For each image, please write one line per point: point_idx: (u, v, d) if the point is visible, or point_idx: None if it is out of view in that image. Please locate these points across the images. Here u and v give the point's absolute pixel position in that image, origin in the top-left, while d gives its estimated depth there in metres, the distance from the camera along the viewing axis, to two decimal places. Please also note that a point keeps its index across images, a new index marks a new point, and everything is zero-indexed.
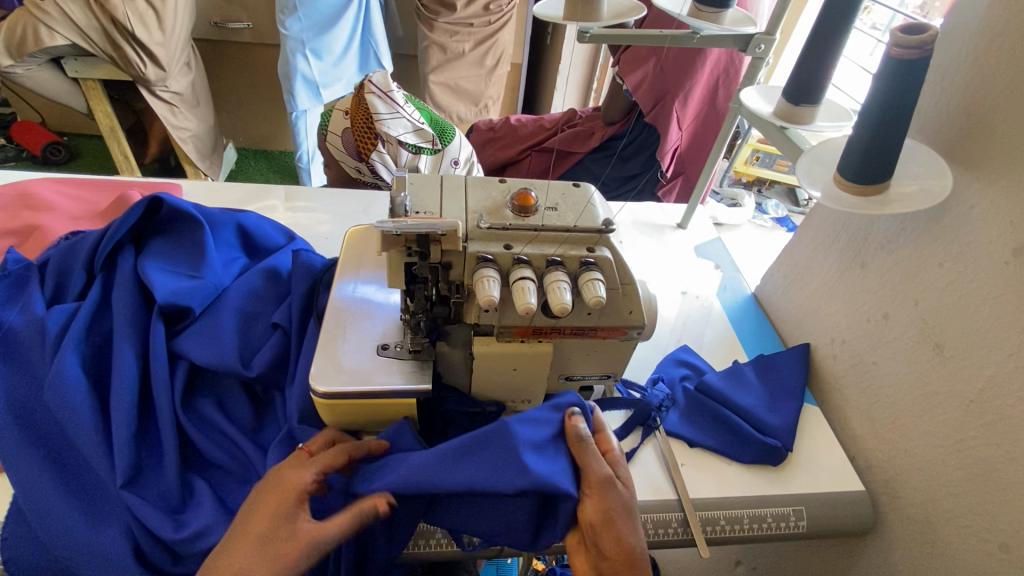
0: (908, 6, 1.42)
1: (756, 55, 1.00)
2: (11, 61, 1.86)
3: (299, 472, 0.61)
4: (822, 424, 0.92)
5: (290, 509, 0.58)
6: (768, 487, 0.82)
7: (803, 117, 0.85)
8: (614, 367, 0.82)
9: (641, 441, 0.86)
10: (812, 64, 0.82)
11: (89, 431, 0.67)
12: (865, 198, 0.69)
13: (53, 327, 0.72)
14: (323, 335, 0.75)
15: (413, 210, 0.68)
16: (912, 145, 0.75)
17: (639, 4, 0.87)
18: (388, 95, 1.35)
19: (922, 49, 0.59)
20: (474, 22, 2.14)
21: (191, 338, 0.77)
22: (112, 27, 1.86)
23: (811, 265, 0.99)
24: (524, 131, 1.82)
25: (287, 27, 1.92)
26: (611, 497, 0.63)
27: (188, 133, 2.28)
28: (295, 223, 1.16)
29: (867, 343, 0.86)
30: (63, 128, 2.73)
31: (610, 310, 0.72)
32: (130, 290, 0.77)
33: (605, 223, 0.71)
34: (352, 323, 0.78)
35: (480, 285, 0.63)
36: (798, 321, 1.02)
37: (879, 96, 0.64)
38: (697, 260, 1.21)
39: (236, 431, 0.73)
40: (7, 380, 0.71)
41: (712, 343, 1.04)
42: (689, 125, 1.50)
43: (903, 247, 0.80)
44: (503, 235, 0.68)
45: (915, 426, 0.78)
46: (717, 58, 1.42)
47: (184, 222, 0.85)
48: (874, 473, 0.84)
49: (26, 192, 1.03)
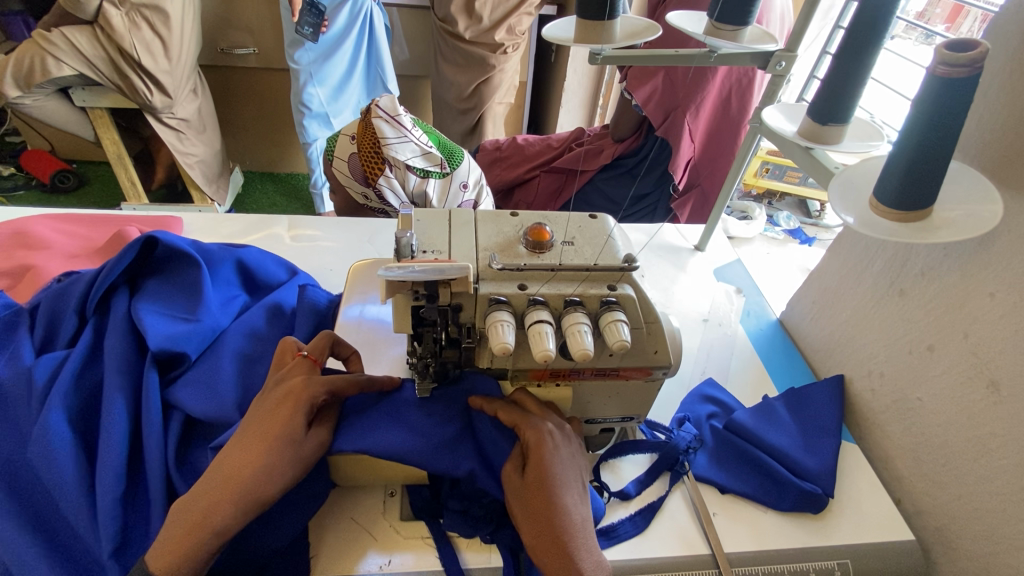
0: (909, 14, 1.47)
1: (776, 72, 0.95)
2: (18, 92, 1.87)
3: (312, 385, 0.63)
4: (864, 465, 0.85)
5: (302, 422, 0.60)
6: (809, 539, 0.75)
7: (831, 138, 0.81)
8: (636, 410, 0.76)
9: (669, 488, 0.79)
10: (840, 83, 0.77)
11: (74, 491, 0.62)
12: (906, 224, 0.64)
13: (40, 378, 0.68)
14: (365, 357, 0.82)
15: (420, 251, 0.63)
16: (955, 167, 0.69)
17: (654, 24, 0.83)
18: (395, 118, 1.32)
19: (970, 67, 0.54)
20: (510, 48, 2.11)
21: (187, 387, 0.71)
22: (119, 56, 1.87)
23: (842, 292, 0.93)
24: (531, 150, 1.78)
25: (297, 61, 1.96)
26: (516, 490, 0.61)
27: (195, 159, 2.26)
28: (299, 254, 1.12)
29: (910, 378, 0.80)
30: (72, 155, 2.73)
31: (634, 351, 0.67)
32: (124, 335, 0.72)
33: (627, 260, 0.66)
34: (368, 340, 0.84)
35: (493, 330, 0.58)
36: (830, 351, 0.96)
37: (921, 117, 0.59)
38: (717, 285, 1.16)
39: None
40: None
41: (738, 375, 0.98)
42: (701, 137, 1.47)
43: (947, 275, 0.74)
44: (517, 275, 0.63)
45: (969, 469, 0.71)
46: (729, 71, 1.38)
47: (181, 261, 0.82)
48: (924, 519, 0.78)
49: (21, 230, 1.00)
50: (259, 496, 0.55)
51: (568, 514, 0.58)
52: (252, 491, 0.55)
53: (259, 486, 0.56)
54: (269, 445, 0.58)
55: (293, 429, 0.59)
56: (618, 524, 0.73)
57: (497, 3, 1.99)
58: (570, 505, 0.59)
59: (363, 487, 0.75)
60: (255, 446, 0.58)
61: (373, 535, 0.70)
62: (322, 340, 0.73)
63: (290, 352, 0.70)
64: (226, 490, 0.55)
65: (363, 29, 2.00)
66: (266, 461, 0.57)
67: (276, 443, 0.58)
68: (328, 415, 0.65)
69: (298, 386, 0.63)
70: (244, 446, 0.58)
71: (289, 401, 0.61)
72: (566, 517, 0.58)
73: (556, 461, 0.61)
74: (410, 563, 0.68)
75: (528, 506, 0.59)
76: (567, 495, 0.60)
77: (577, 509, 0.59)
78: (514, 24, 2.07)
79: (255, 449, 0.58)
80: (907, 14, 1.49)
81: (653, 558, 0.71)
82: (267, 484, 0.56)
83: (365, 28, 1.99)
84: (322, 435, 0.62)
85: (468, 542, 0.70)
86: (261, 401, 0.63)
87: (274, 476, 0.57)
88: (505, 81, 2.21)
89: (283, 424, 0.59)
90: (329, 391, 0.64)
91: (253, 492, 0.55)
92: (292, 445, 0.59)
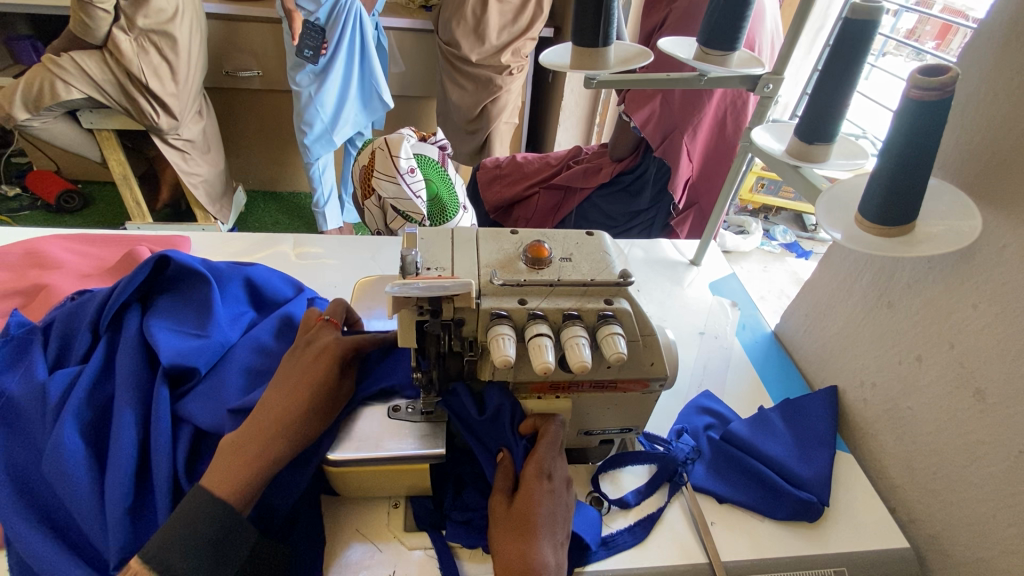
0: (899, 32, 1.53)
1: (764, 94, 0.99)
2: (27, 115, 1.92)
3: (337, 341, 0.72)
4: (858, 474, 0.86)
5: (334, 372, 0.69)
6: (806, 547, 0.77)
7: (818, 156, 0.83)
8: (635, 421, 0.78)
9: (668, 499, 0.81)
10: (826, 103, 0.80)
11: (86, 502, 0.64)
12: (889, 239, 0.67)
13: (54, 395, 0.70)
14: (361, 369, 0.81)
15: (424, 267, 0.66)
16: (936, 184, 0.73)
17: (645, 50, 0.87)
18: (393, 162, 1.33)
19: (942, 90, 0.58)
20: (512, 69, 2.16)
21: (196, 401, 0.73)
22: (128, 81, 1.92)
23: (834, 304, 0.96)
24: (530, 168, 1.81)
25: (298, 83, 2.03)
26: (499, 517, 0.63)
27: (199, 179, 2.31)
28: (304, 271, 1.14)
29: (901, 388, 0.82)
30: (77, 176, 2.78)
31: (630, 363, 0.70)
32: (135, 351, 0.75)
33: (623, 275, 0.68)
34: None
35: (495, 343, 0.61)
36: (823, 362, 0.98)
37: (899, 136, 0.62)
38: (712, 298, 1.18)
39: None
40: (8, 450, 0.68)
41: (735, 388, 1.00)
42: (698, 158, 1.51)
43: (931, 288, 0.77)
44: (517, 290, 0.66)
45: (960, 477, 0.73)
46: (723, 95, 1.42)
47: (192, 279, 0.85)
48: (918, 527, 0.79)
49: (34, 250, 1.03)
50: (302, 434, 0.64)
51: (541, 557, 0.58)
52: (293, 428, 0.64)
53: (303, 428, 0.64)
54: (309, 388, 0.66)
55: (329, 377, 0.68)
56: (615, 534, 0.75)
57: (495, 28, 2.06)
58: (546, 550, 0.59)
59: (365, 499, 0.76)
60: (300, 388, 0.66)
61: (376, 546, 0.71)
62: (339, 307, 0.82)
63: (314, 317, 0.78)
64: (270, 427, 0.63)
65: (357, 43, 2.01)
66: (310, 403, 0.65)
67: (318, 387, 0.67)
68: (353, 370, 0.74)
69: (331, 344, 0.72)
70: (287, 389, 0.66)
71: (326, 355, 0.70)
72: (536, 558, 0.58)
73: (540, 501, 0.62)
74: (414, 572, 0.69)
75: (504, 536, 0.61)
76: (543, 537, 0.60)
77: (554, 557, 0.59)
78: (517, 47, 2.13)
79: (300, 391, 0.66)
80: (896, 33, 1.55)
81: (651, 568, 0.72)
82: (308, 423, 0.65)
83: (358, 40, 2.00)
84: (347, 387, 0.72)
85: (470, 553, 0.71)
86: (290, 354, 0.72)
87: (312, 415, 0.65)
88: (512, 101, 2.26)
89: (321, 373, 0.68)
90: (353, 346, 0.73)
91: (296, 431, 0.64)
92: (326, 393, 0.67)
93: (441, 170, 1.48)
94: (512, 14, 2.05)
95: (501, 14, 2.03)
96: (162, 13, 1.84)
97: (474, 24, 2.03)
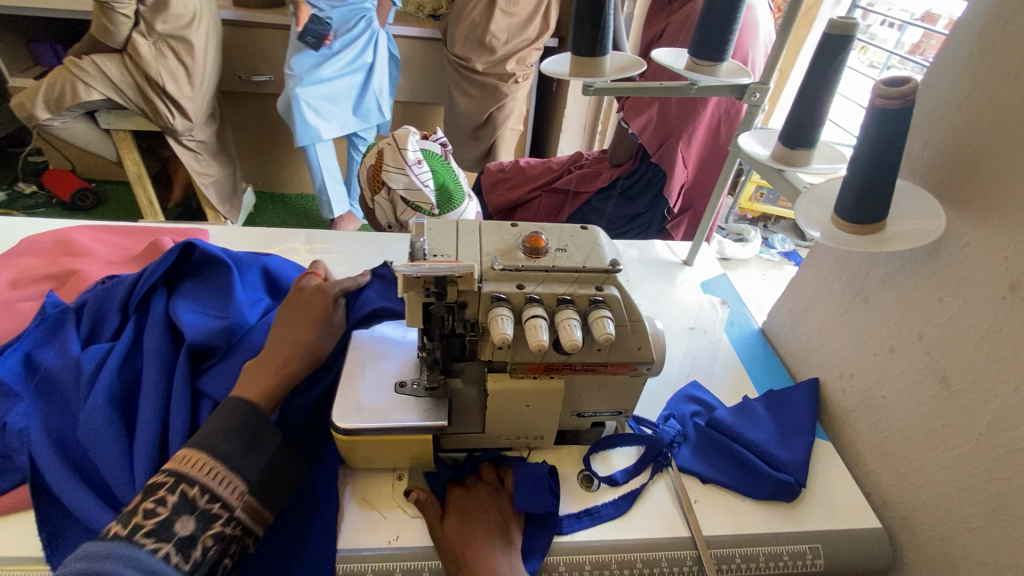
0: (904, 46, 1.58)
1: (752, 102, 1.05)
2: (48, 115, 2.00)
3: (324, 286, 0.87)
4: (836, 461, 0.92)
5: (325, 308, 0.84)
6: (783, 525, 0.82)
7: (800, 160, 0.89)
8: (625, 404, 0.84)
9: (653, 477, 0.86)
10: (806, 109, 0.86)
11: (116, 465, 0.70)
12: (861, 236, 0.72)
13: (89, 367, 0.77)
14: (343, 375, 0.79)
15: (431, 254, 0.72)
16: (905, 186, 0.78)
17: (639, 59, 0.94)
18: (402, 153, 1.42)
19: (903, 99, 0.64)
20: (519, 77, 2.23)
21: (215, 376, 0.79)
22: (146, 84, 2.00)
23: (816, 301, 1.01)
24: (532, 172, 1.87)
25: (292, 68, 2.03)
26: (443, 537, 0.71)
27: (210, 179, 2.37)
28: (315, 264, 1.21)
29: (875, 378, 0.87)
30: (92, 175, 2.86)
31: (619, 346, 0.75)
32: (161, 329, 0.81)
33: (612, 264, 0.75)
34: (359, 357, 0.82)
35: (494, 322, 0.67)
36: (806, 355, 1.03)
37: (868, 141, 0.67)
38: (703, 297, 1.24)
39: None
40: (48, 416, 0.75)
41: (721, 379, 1.05)
42: (693, 164, 1.57)
43: (903, 283, 0.83)
44: (516, 275, 0.72)
45: (927, 459, 0.78)
46: (717, 104, 1.49)
47: (214, 266, 0.91)
48: (891, 510, 0.84)
49: (64, 238, 1.10)
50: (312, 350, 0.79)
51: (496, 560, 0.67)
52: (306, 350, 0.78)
53: (313, 348, 0.79)
54: (310, 321, 0.82)
55: (324, 309, 0.84)
56: (599, 507, 0.81)
57: (502, 38, 2.13)
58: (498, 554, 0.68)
59: (371, 471, 0.82)
60: (301, 319, 0.81)
61: (381, 513, 0.77)
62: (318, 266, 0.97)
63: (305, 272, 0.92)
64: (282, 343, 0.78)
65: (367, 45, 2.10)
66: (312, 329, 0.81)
67: (317, 318, 0.82)
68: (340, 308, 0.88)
69: (323, 288, 0.87)
70: (287, 319, 0.81)
71: (320, 296, 0.85)
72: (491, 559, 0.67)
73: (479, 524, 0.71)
74: (416, 537, 0.74)
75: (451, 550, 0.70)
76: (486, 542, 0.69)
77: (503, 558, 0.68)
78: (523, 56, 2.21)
79: (304, 322, 0.81)
80: (901, 48, 1.60)
81: (633, 538, 0.78)
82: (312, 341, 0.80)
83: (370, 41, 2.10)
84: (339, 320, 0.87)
85: None
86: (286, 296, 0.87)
87: (311, 337, 0.80)
88: (518, 108, 2.34)
89: (319, 307, 0.84)
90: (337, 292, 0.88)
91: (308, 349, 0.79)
92: (322, 323, 0.82)
93: (445, 162, 1.52)
94: (519, 25, 2.13)
95: (508, 25, 2.12)
96: (180, 19, 1.92)
97: (482, 34, 2.11)
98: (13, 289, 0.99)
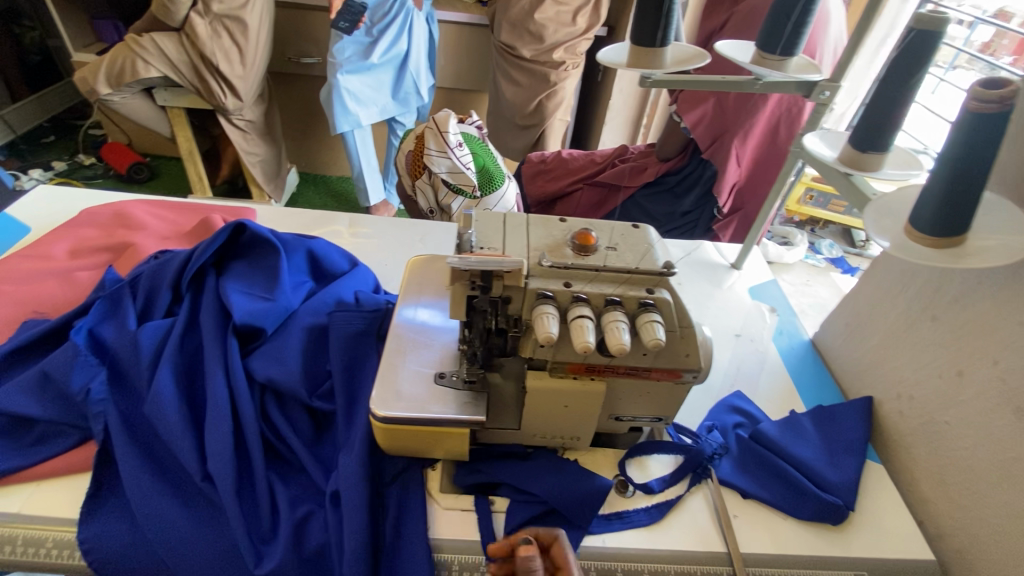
0: (973, 45, 1.48)
1: (820, 101, 0.99)
2: (110, 90, 2.08)
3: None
4: (888, 485, 0.87)
5: None
6: (827, 548, 0.78)
7: (870, 164, 0.83)
8: (666, 411, 0.81)
9: (690, 489, 0.83)
10: (882, 109, 0.80)
11: (181, 441, 0.73)
12: (941, 250, 0.66)
13: (149, 344, 0.79)
14: (383, 362, 0.79)
15: (478, 246, 0.71)
16: (992, 198, 0.72)
17: (703, 51, 0.89)
18: (443, 135, 1.41)
19: (1000, 103, 0.58)
20: (567, 66, 2.19)
21: (261, 358, 0.82)
22: (200, 62, 2.05)
23: (876, 315, 0.95)
24: (574, 164, 1.83)
25: (336, 55, 2.03)
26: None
27: (257, 158, 2.42)
28: (356, 248, 1.21)
29: (938, 402, 0.81)
30: (147, 150, 2.96)
31: (667, 352, 0.72)
32: (214, 311, 0.84)
33: (665, 266, 0.72)
34: (398, 347, 0.81)
35: (539, 321, 0.65)
36: (860, 372, 0.98)
37: (954, 148, 0.62)
38: (751, 303, 1.18)
39: (298, 442, 0.77)
40: (113, 390, 0.78)
41: (767, 390, 1.01)
42: (747, 162, 1.51)
43: (980, 303, 0.77)
44: (563, 273, 0.70)
45: (993, 493, 0.73)
46: (779, 100, 1.40)
47: (262, 247, 0.92)
48: (946, 542, 0.79)
49: (122, 212, 1.14)
50: None
51: None
52: None
53: None
54: None
55: None
56: (632, 513, 0.79)
57: (551, 25, 2.09)
58: None
59: None
60: None
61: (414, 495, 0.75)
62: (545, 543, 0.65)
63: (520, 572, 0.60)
64: None
65: (403, 28, 2.08)
66: None
67: None
68: None
69: None
70: None
71: None
72: None
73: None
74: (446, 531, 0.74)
75: None
76: None
77: None
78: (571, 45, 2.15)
79: None
80: (969, 46, 1.49)
81: (666, 549, 0.76)
82: None
83: (405, 25, 2.07)
84: None
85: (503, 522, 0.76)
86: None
87: None
88: (568, 98, 2.28)
89: None
90: None
91: None
92: None
93: (486, 147, 1.52)
94: (568, 13, 2.08)
95: (558, 13, 2.07)
96: None
97: (531, 21, 2.07)
98: (73, 259, 1.03)
